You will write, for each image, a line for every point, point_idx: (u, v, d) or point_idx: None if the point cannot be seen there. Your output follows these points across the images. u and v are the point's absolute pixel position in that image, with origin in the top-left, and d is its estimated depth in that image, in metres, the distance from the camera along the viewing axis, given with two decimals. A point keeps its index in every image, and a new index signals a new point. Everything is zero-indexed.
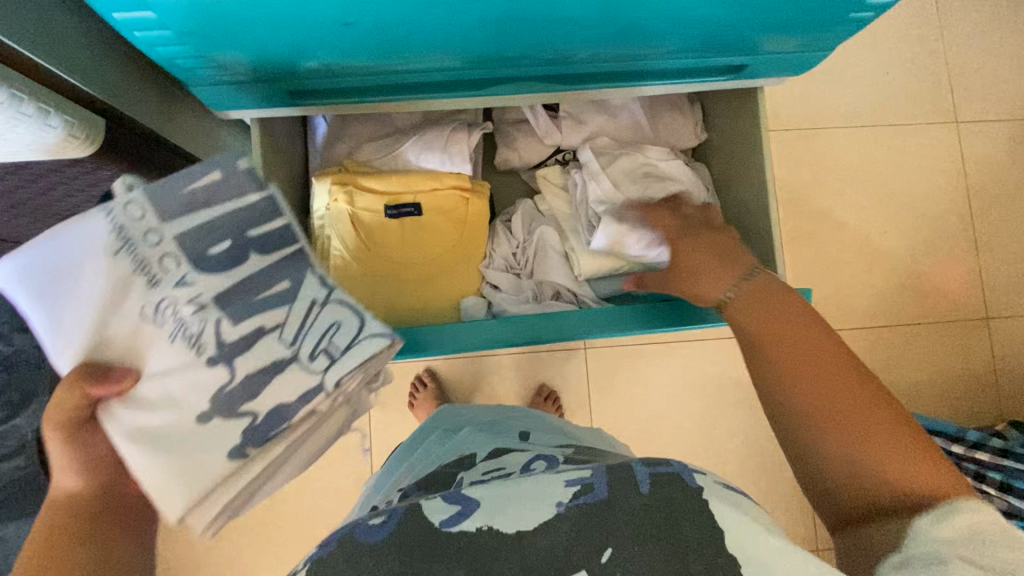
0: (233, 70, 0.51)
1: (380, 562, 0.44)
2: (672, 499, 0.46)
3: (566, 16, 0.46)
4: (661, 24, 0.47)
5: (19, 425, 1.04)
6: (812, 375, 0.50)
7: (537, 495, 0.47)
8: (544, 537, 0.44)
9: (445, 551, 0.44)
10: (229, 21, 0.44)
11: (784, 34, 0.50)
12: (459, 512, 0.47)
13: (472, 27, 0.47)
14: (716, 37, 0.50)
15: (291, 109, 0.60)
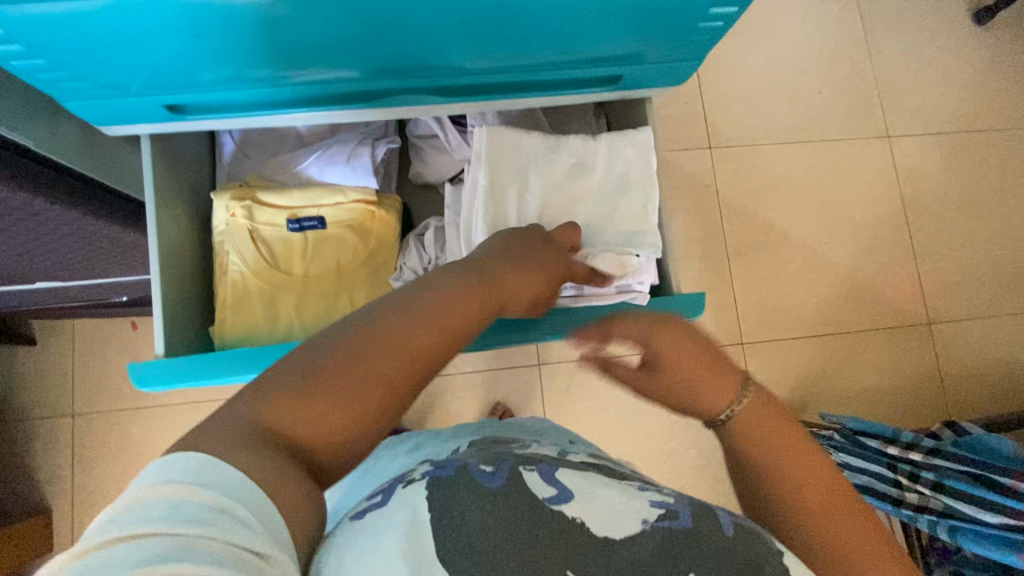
0: (93, 87, 0.47)
1: (499, 505, 0.44)
2: (755, 545, 0.43)
3: (441, 22, 0.45)
4: (535, 28, 0.47)
5: None
6: (807, 505, 0.46)
7: (621, 508, 0.45)
8: (629, 552, 0.41)
9: (552, 523, 0.43)
10: (85, 30, 0.41)
11: (660, 43, 0.50)
12: (559, 494, 0.46)
13: (342, 30, 0.45)
14: (592, 45, 0.50)
15: (168, 130, 0.56)
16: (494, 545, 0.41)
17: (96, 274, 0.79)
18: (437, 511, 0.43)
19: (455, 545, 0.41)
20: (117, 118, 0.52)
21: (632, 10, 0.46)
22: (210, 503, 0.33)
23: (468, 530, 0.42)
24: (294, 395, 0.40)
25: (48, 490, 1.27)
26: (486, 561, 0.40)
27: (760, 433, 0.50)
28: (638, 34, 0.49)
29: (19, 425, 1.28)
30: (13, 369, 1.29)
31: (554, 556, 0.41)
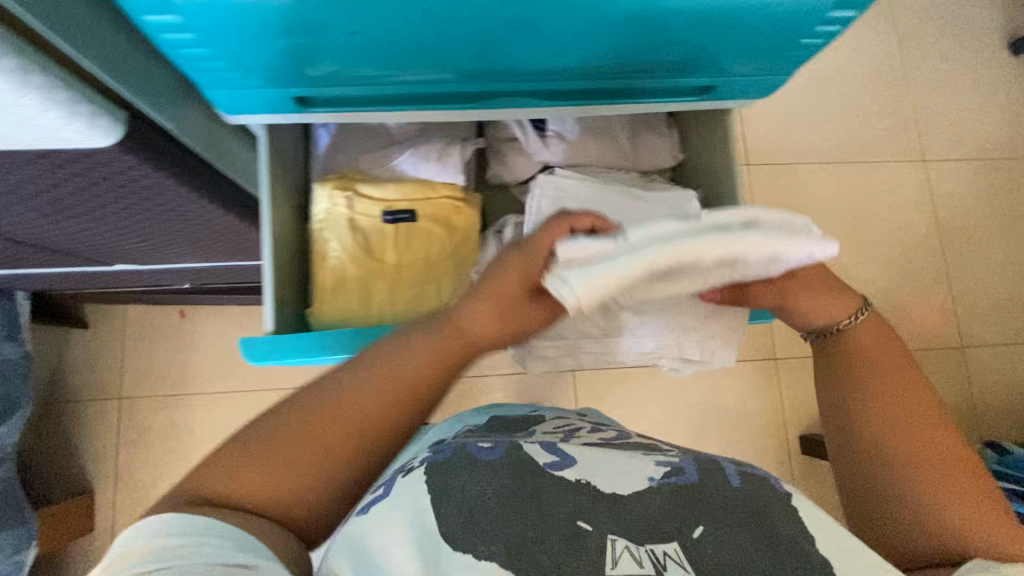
0: (235, 79, 0.48)
1: (500, 477, 0.48)
2: (760, 494, 0.48)
3: (578, 30, 0.47)
4: (663, 37, 0.49)
5: None
6: (903, 417, 0.52)
7: (628, 468, 0.50)
8: (636, 504, 0.47)
9: (550, 485, 0.48)
10: (266, 29, 0.42)
11: (772, 56, 0.52)
12: (561, 460, 0.50)
13: (484, 32, 0.46)
14: (706, 54, 0.52)
15: (279, 121, 0.57)
16: (493, 517, 0.45)
17: (177, 257, 0.82)
18: (437, 491, 0.47)
19: (455, 519, 0.45)
20: (243, 107, 0.53)
21: (758, 25, 0.47)
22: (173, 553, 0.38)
23: (466, 503, 0.46)
24: (263, 441, 0.45)
25: (91, 471, 1.30)
26: (486, 530, 0.44)
27: (872, 349, 0.57)
28: (751, 47, 0.51)
29: (66, 406, 1.32)
30: (66, 350, 1.33)
31: (560, 516, 0.45)
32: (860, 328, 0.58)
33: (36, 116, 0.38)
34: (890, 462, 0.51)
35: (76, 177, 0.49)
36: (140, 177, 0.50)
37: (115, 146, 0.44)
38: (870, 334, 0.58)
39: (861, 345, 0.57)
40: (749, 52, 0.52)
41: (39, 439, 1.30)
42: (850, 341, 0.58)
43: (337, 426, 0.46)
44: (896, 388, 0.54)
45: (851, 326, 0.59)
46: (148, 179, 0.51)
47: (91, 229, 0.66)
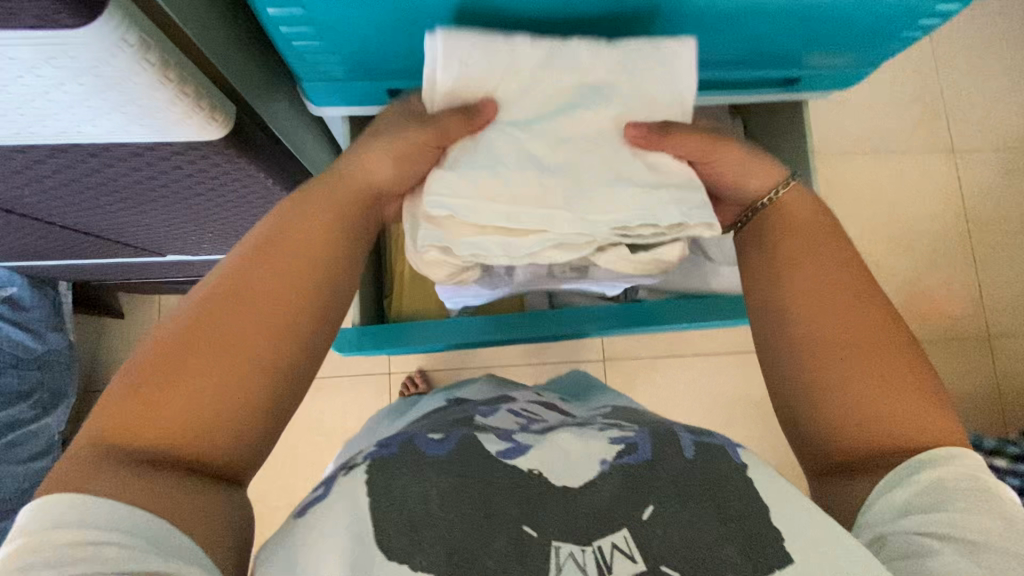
0: (333, 68, 0.48)
1: (443, 475, 0.42)
2: (718, 468, 0.42)
3: (682, 23, 0.47)
4: (763, 30, 0.48)
5: (48, 425, 1.04)
6: (836, 319, 0.46)
7: (581, 450, 0.44)
8: (587, 497, 0.40)
9: (499, 479, 0.41)
10: (383, 19, 0.42)
11: (870, 47, 0.52)
12: (515, 449, 0.45)
13: (590, 25, 0.46)
14: (799, 46, 0.51)
15: (362, 113, 0.57)
16: (432, 522, 0.39)
17: (230, 247, 0.82)
18: (376, 493, 0.41)
19: (390, 523, 0.39)
20: (333, 97, 0.53)
21: (860, 19, 0.47)
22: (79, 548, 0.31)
23: (403, 507, 0.40)
24: (128, 396, 0.37)
25: None
26: (422, 537, 0.38)
27: (792, 233, 0.51)
28: (846, 40, 0.51)
29: (103, 394, 1.32)
30: (102, 341, 1.34)
31: (506, 517, 0.39)
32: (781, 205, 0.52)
33: (160, 109, 0.37)
34: (823, 375, 0.45)
35: (169, 169, 0.49)
36: (233, 169, 0.50)
37: (221, 141, 0.44)
38: (797, 210, 0.52)
39: (782, 227, 0.51)
40: (841, 45, 0.52)
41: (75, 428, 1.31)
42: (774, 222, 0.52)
43: (210, 330, 0.39)
44: (828, 265, 0.48)
45: (774, 202, 0.52)
46: (240, 171, 0.50)
47: (158, 219, 0.66)
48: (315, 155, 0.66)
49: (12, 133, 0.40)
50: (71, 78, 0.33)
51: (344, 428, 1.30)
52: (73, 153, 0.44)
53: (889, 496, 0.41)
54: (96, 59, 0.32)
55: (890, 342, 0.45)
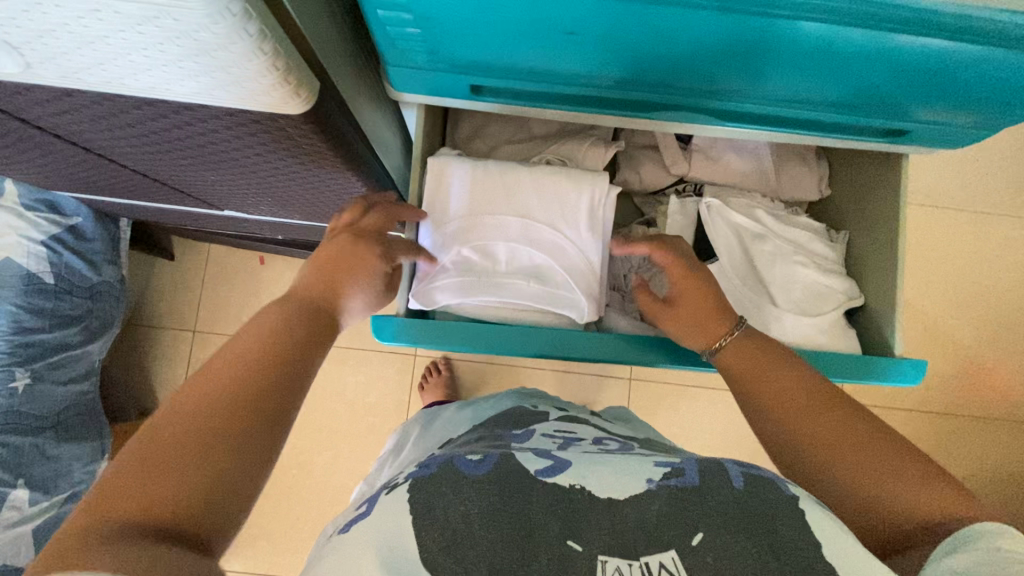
0: (420, 58, 0.47)
1: (482, 494, 0.43)
2: (767, 495, 0.42)
3: (792, 59, 0.43)
4: (881, 75, 0.45)
5: (89, 352, 1.08)
6: (814, 433, 0.46)
7: (624, 471, 0.45)
8: (633, 514, 0.41)
9: (539, 495, 0.43)
10: (479, 16, 0.40)
11: (992, 110, 0.47)
12: (553, 465, 0.46)
13: (691, 49, 0.43)
14: (915, 96, 0.47)
15: (436, 103, 0.55)
16: (477, 540, 0.40)
17: (285, 213, 0.83)
18: (420, 514, 0.42)
19: (437, 542, 0.40)
20: (411, 85, 0.52)
21: (993, 77, 0.43)
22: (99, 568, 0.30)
23: (451, 524, 0.41)
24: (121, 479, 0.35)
25: (160, 395, 1.37)
26: (469, 555, 0.39)
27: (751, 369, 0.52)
28: (972, 97, 0.46)
29: (145, 330, 1.38)
30: (150, 279, 1.39)
31: (548, 532, 0.41)
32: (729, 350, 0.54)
33: (248, 79, 0.37)
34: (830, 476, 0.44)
35: (245, 136, 0.49)
36: (306, 144, 0.50)
37: (300, 116, 0.44)
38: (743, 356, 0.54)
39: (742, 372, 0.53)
40: (964, 101, 0.47)
41: (116, 357, 1.37)
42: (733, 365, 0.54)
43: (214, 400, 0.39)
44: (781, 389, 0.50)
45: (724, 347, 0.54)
46: (311, 146, 0.50)
47: (224, 178, 0.67)
48: (383, 137, 0.65)
49: (105, 83, 0.40)
50: (169, 39, 0.33)
51: (362, 402, 1.31)
52: (158, 109, 0.45)
53: (950, 561, 0.36)
54: (197, 25, 0.32)
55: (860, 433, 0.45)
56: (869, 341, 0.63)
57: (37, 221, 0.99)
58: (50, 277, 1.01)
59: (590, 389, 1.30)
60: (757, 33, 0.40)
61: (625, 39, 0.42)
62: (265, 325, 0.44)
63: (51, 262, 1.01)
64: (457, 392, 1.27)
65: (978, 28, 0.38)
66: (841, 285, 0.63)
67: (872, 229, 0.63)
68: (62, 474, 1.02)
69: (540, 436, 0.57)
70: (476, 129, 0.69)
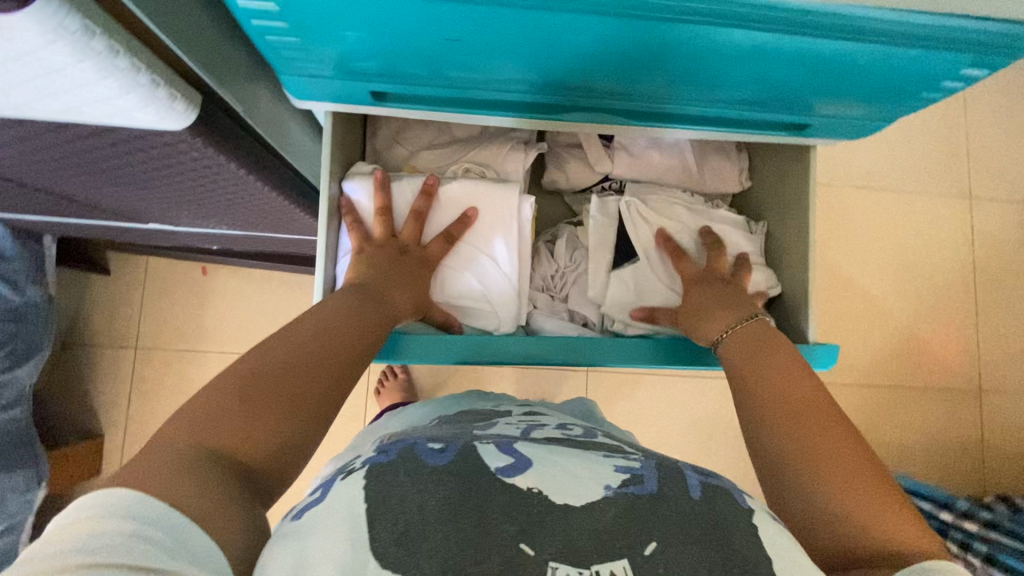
0: (312, 67, 0.45)
1: (447, 489, 0.41)
2: (723, 514, 0.42)
3: (682, 59, 0.44)
4: (771, 72, 0.45)
5: (17, 377, 1.03)
6: (803, 437, 0.46)
7: (583, 475, 0.44)
8: (584, 520, 0.40)
9: (498, 497, 0.41)
10: (359, 21, 0.39)
11: (881, 101, 0.49)
12: (515, 465, 0.44)
13: (582, 52, 0.43)
14: (807, 91, 0.48)
15: (341, 109, 0.54)
16: (430, 534, 0.38)
17: (209, 223, 0.80)
18: (375, 500, 0.40)
19: (389, 532, 0.38)
20: (311, 94, 0.50)
21: (873, 70, 0.44)
22: (115, 529, 0.32)
23: (405, 516, 0.39)
24: (234, 409, 0.43)
25: (102, 415, 1.31)
26: (421, 548, 0.37)
27: (759, 364, 0.52)
28: (859, 89, 0.47)
29: (82, 350, 1.32)
30: (84, 296, 1.33)
31: (502, 532, 0.39)
32: (734, 342, 0.56)
33: (113, 96, 0.35)
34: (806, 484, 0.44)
35: (134, 151, 0.47)
36: (202, 158, 0.48)
37: (187, 131, 0.42)
38: (748, 352, 0.54)
39: (743, 368, 0.53)
40: (853, 94, 0.48)
41: (51, 379, 1.31)
42: (738, 359, 0.54)
43: (312, 368, 0.48)
44: (786, 387, 0.49)
45: (730, 336, 0.56)
46: (209, 160, 0.48)
47: (133, 192, 0.64)
48: (298, 145, 0.63)
49: None
50: (9, 59, 0.31)
51: None
52: (30, 127, 0.42)
53: None
54: (34, 45, 0.29)
55: (855, 454, 0.44)
56: (789, 328, 0.65)
57: None
58: None
59: (546, 384, 1.31)
60: (639, 35, 0.40)
61: (513, 44, 0.42)
62: (344, 313, 0.54)
63: None
64: (413, 393, 1.26)
65: (850, 28, 0.39)
66: (756, 277, 0.65)
67: (789, 219, 0.65)
68: None
69: (500, 430, 0.57)
70: (396, 133, 0.68)
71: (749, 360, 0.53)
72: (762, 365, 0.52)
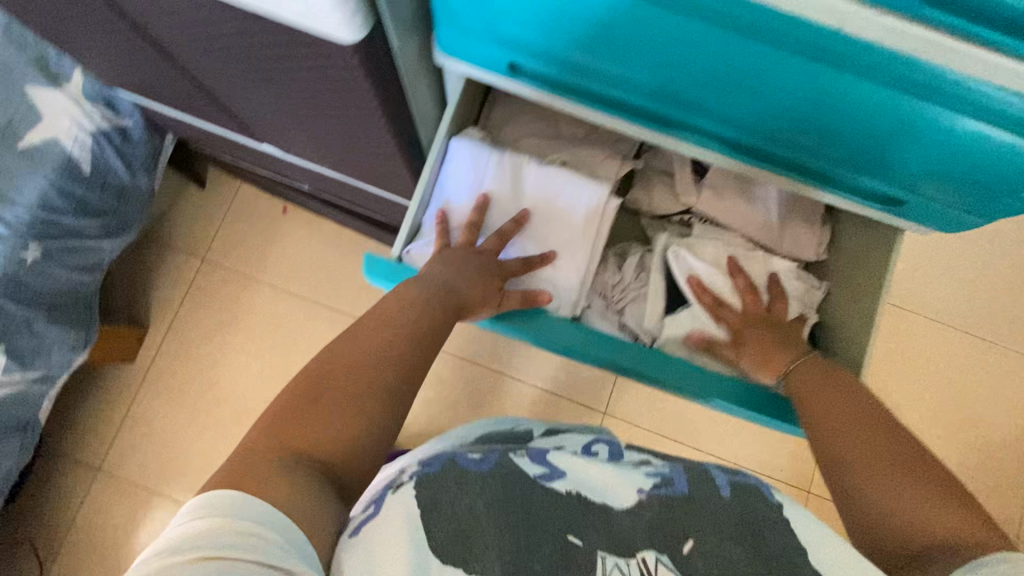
0: (463, 21, 0.50)
1: (489, 488, 0.47)
2: (750, 504, 0.46)
3: (802, 101, 0.46)
4: (885, 135, 0.46)
5: (101, 248, 1.13)
6: (864, 444, 0.50)
7: (618, 479, 0.50)
8: (625, 519, 0.46)
9: (541, 497, 0.47)
10: None
11: (988, 194, 0.49)
12: (551, 472, 0.50)
13: (711, 71, 0.46)
14: (917, 164, 0.49)
15: (470, 72, 0.59)
16: (485, 530, 0.44)
17: (318, 157, 0.87)
18: (426, 505, 0.45)
19: (445, 533, 0.43)
20: (452, 48, 0.55)
21: (990, 157, 0.44)
22: (239, 529, 0.36)
23: (458, 518, 0.44)
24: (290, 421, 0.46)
25: (154, 311, 1.40)
26: (480, 543, 0.43)
27: (824, 387, 0.57)
28: (970, 175, 0.48)
29: (157, 248, 1.43)
30: (177, 201, 1.44)
31: (552, 526, 0.45)
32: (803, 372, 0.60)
33: None
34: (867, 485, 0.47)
35: (297, 60, 0.54)
36: (350, 80, 0.54)
37: (349, 47, 0.48)
38: (816, 375, 0.59)
39: (806, 390, 0.58)
40: (963, 179, 0.49)
41: (124, 264, 1.42)
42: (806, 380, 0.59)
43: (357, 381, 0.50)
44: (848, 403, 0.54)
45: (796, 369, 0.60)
46: (355, 85, 0.55)
47: (271, 107, 0.72)
48: (424, 105, 0.70)
49: None
50: None
51: None
52: (229, 14, 0.50)
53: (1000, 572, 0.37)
54: None
55: (918, 460, 0.47)
56: None
57: (92, 113, 1.04)
58: (88, 166, 1.05)
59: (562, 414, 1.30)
60: (770, 66, 0.42)
61: (649, 46, 0.45)
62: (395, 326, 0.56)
63: (92, 152, 1.05)
64: None
65: (977, 107, 0.40)
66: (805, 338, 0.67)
67: (857, 291, 0.66)
68: (42, 353, 1.06)
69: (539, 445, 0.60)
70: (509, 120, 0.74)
71: (815, 383, 0.58)
72: (830, 384, 0.57)
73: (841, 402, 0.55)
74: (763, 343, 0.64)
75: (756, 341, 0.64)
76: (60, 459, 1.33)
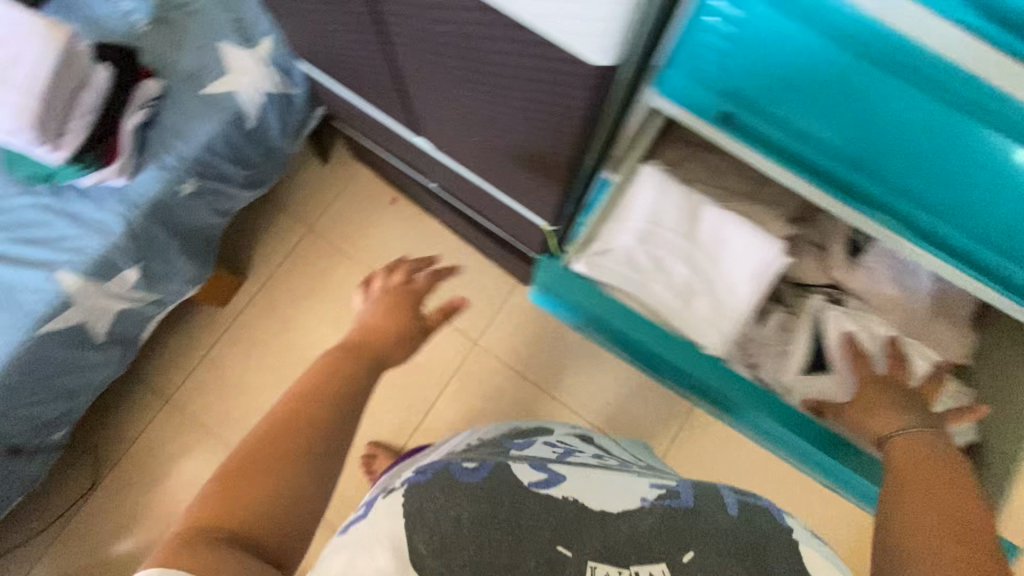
0: (703, 72, 0.64)
1: (475, 504, 0.50)
2: (763, 528, 0.50)
3: (974, 184, 0.59)
4: None
5: (238, 196, 1.22)
6: (936, 527, 0.51)
7: (612, 490, 0.54)
8: (622, 523, 0.50)
9: (531, 509, 0.51)
10: (777, 56, 0.57)
11: None
12: (546, 480, 0.55)
13: (907, 149, 0.59)
14: None
15: (678, 112, 0.71)
16: (467, 545, 0.47)
17: (471, 157, 0.94)
18: (411, 517, 0.49)
19: (428, 544, 0.47)
20: (678, 91, 0.68)
21: None
22: None
23: (441, 529, 0.48)
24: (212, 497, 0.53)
25: (253, 264, 1.49)
26: (461, 556, 0.46)
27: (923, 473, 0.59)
28: None
29: (271, 207, 1.52)
30: (299, 169, 1.54)
31: (540, 538, 0.48)
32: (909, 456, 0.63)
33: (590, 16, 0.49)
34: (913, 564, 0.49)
35: (529, 67, 0.60)
36: (573, 93, 0.60)
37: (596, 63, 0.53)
38: (920, 462, 0.61)
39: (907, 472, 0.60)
40: None
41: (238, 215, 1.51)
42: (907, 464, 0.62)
43: (250, 458, 0.56)
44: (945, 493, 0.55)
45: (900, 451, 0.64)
46: (575, 98, 0.60)
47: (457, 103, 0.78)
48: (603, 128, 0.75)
49: None
50: None
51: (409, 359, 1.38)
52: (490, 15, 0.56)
53: None
54: None
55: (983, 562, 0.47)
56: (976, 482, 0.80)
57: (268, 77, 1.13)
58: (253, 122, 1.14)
59: None
60: (963, 150, 0.56)
61: (864, 117, 0.58)
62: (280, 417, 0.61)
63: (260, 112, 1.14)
64: None
65: None
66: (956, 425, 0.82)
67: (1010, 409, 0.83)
68: (168, 278, 1.15)
69: (542, 448, 0.66)
70: None
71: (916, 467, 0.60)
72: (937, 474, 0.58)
73: (937, 491, 0.56)
74: (871, 413, 0.74)
75: (865, 406, 0.75)
76: (135, 381, 1.40)
